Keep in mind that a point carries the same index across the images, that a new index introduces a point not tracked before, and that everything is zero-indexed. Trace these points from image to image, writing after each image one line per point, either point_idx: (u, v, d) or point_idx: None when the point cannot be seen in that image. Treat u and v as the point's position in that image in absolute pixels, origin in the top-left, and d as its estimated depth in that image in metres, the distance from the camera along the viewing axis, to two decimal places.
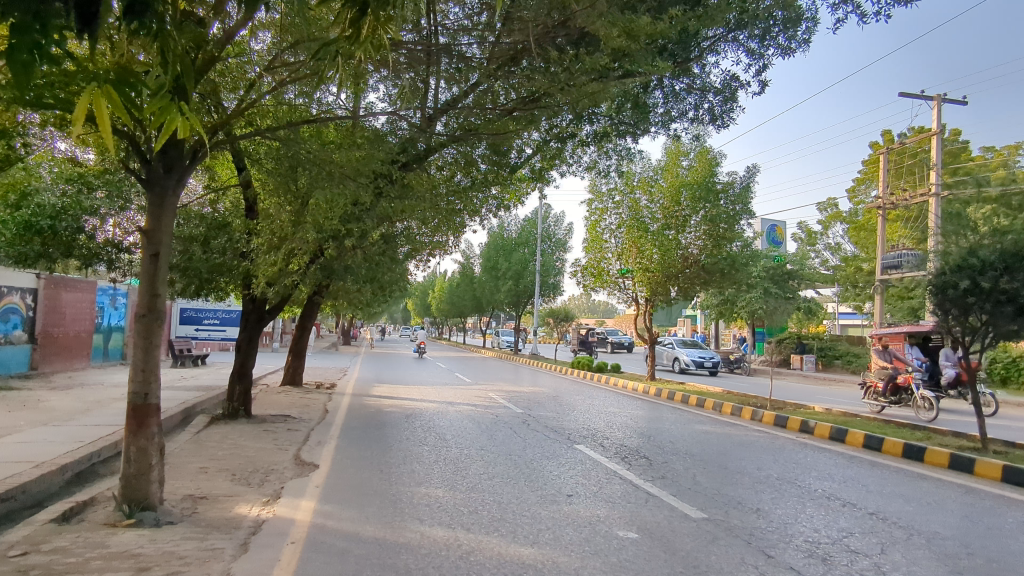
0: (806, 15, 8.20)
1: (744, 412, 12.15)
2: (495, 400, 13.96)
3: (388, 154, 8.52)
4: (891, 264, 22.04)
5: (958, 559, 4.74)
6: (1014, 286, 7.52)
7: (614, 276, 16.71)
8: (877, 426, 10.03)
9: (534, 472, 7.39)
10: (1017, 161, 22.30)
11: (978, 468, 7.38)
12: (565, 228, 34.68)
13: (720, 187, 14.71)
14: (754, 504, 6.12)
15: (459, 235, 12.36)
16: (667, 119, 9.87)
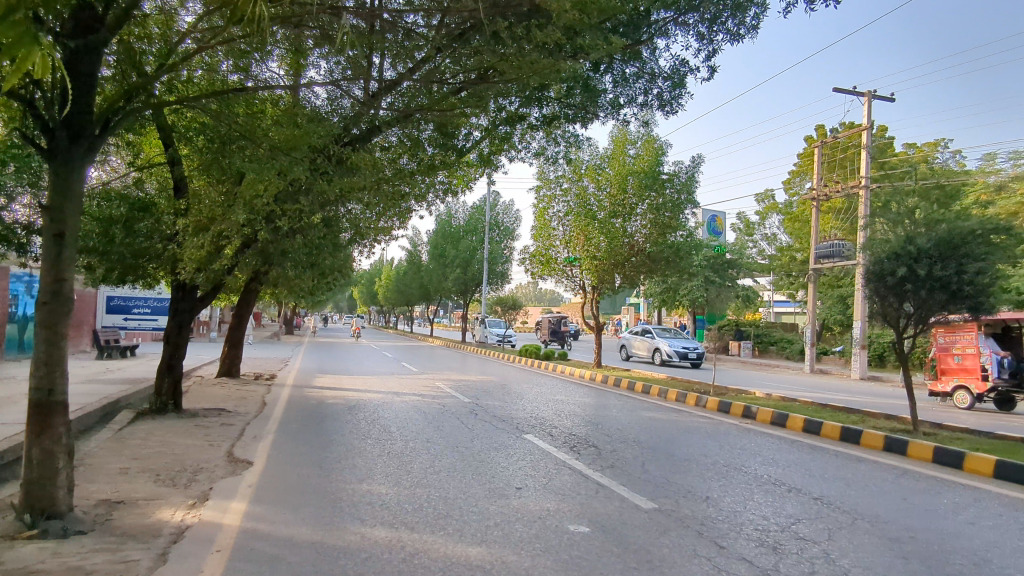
0: (754, 1, 8.14)
1: (688, 398, 12.26)
2: (442, 389, 13.63)
3: (328, 132, 7.99)
4: (825, 254, 22.24)
5: (903, 542, 4.75)
6: (947, 273, 7.72)
7: (562, 264, 16.58)
8: (816, 411, 10.24)
9: (481, 465, 7.14)
10: (938, 157, 23.46)
11: (911, 449, 7.56)
12: (514, 215, 34.48)
13: (666, 176, 14.66)
14: (704, 493, 6.07)
15: (405, 220, 11.93)
16: (616, 104, 9.72)
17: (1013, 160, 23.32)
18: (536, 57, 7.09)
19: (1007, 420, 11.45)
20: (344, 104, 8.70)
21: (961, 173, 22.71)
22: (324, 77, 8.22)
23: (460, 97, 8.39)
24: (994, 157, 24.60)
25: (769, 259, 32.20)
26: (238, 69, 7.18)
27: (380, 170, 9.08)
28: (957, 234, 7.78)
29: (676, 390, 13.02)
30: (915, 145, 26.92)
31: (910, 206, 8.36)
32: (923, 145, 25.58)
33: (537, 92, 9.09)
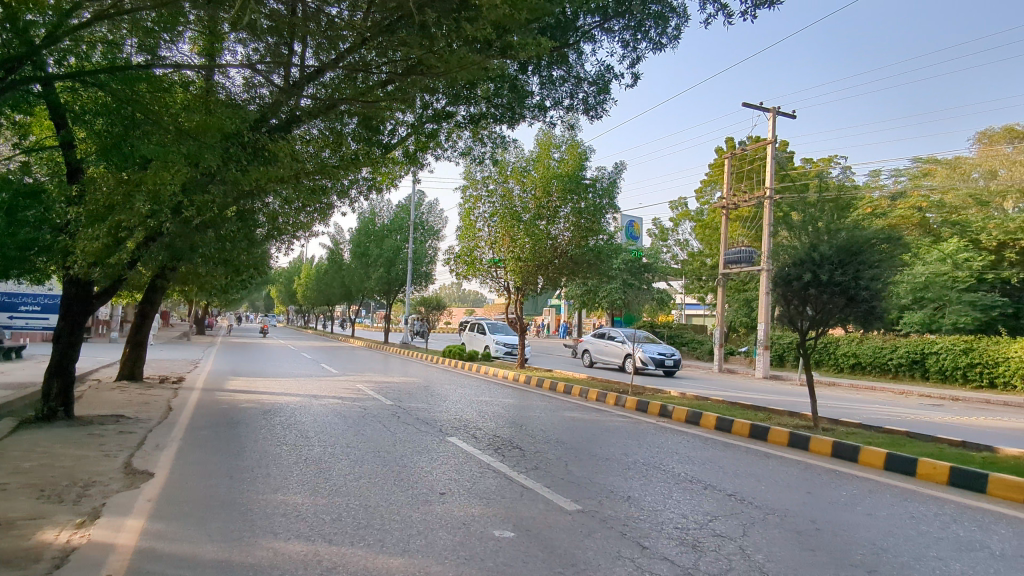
0: (676, 12, 8.37)
1: (608, 398, 12.49)
2: (363, 392, 13.20)
3: (245, 121, 7.52)
4: (732, 260, 23.43)
5: (810, 535, 4.96)
6: (846, 278, 8.24)
7: (487, 265, 16.48)
8: (727, 409, 10.67)
9: (404, 470, 6.93)
10: (831, 172, 25.27)
11: (813, 444, 7.98)
12: (439, 215, 34.10)
13: (588, 181, 14.90)
14: (625, 492, 6.16)
15: (325, 217, 11.48)
16: (543, 107, 9.75)
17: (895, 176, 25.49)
18: (466, 54, 7.02)
19: (890, 415, 12.44)
20: (262, 92, 8.23)
21: (852, 188, 24.57)
22: (242, 63, 7.74)
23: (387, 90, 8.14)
24: (879, 174, 26.84)
25: (682, 264, 33.16)
26: (147, 50, 6.62)
27: (300, 164, 8.67)
28: (853, 243, 8.32)
29: (597, 390, 13.24)
30: (811, 159, 28.90)
31: (813, 216, 8.85)
32: (820, 160, 27.46)
33: (466, 90, 8.99)
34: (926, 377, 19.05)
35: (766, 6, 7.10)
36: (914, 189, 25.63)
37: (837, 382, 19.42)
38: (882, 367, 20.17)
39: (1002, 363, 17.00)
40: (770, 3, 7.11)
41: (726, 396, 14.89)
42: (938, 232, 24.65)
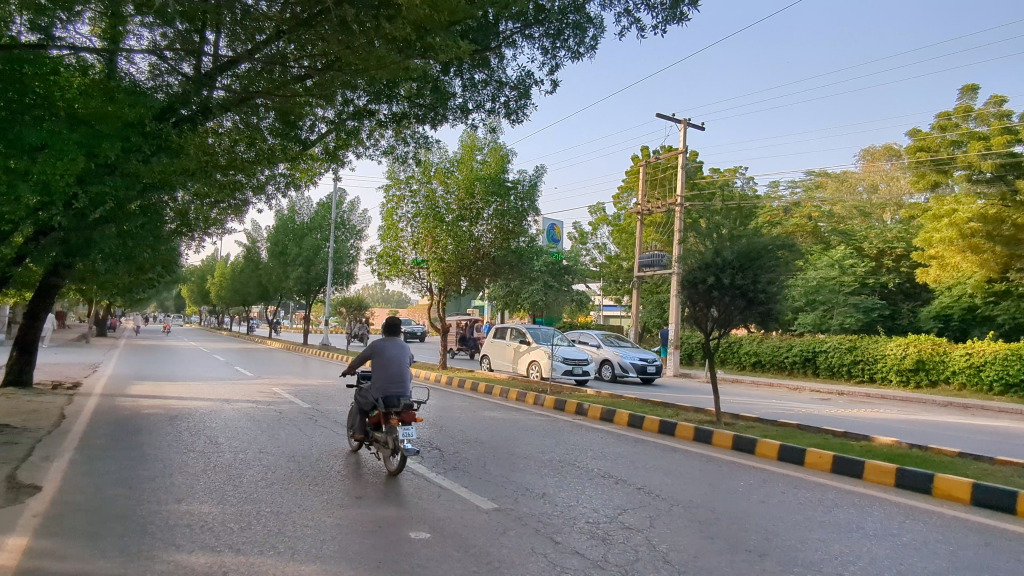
0: (593, 23, 8.65)
1: (528, 397, 12.67)
2: (280, 395, 12.73)
3: (151, 109, 7.08)
4: (647, 263, 24.38)
5: (710, 524, 5.26)
6: (745, 282, 8.81)
7: (409, 266, 16.25)
8: (640, 406, 11.08)
9: (319, 474, 6.77)
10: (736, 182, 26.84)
11: (715, 438, 8.43)
12: (362, 215, 33.40)
13: (510, 184, 15.05)
14: (540, 489, 6.30)
15: (238, 213, 10.99)
16: (465, 109, 9.75)
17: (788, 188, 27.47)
18: (387, 53, 6.97)
19: (788, 409, 13.33)
20: (171, 81, 7.72)
21: (754, 197, 26.17)
22: (147, 49, 7.32)
23: (304, 86, 7.98)
24: (778, 185, 28.73)
25: (600, 267, 34.17)
26: (38, 30, 6.11)
27: (211, 156, 8.29)
28: (752, 249, 8.88)
29: (517, 390, 13.41)
30: (719, 169, 30.54)
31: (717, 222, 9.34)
32: (727, 170, 29.09)
33: (387, 89, 8.88)
34: (817, 374, 20.47)
35: (675, 22, 7.48)
36: (808, 200, 27.65)
37: (741, 378, 20.57)
38: (779, 365, 21.53)
39: (882, 359, 18.59)
40: (680, 19, 7.47)
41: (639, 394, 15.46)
42: (827, 240, 26.11)
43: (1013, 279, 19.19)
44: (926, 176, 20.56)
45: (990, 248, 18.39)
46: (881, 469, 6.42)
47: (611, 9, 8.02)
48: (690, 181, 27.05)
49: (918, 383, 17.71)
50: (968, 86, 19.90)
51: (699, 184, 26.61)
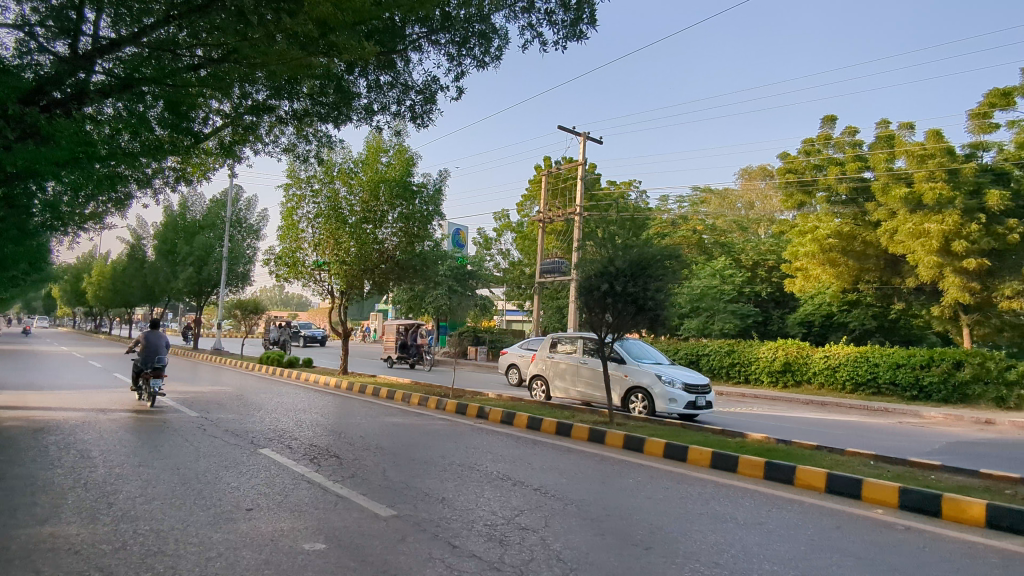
0: (498, 35, 8.84)
1: (430, 402, 12.63)
2: (165, 403, 11.88)
3: (16, 91, 6.43)
4: (548, 270, 25.03)
5: (601, 521, 5.52)
6: (636, 289, 9.31)
7: (309, 269, 15.68)
8: (539, 409, 11.37)
9: (206, 487, 6.43)
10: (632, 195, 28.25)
11: (608, 438, 8.81)
12: (260, 214, 31.85)
13: (416, 187, 14.95)
14: (440, 494, 6.34)
15: (118, 208, 10.18)
16: (370, 111, 9.59)
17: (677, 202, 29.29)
18: (289, 49, 6.79)
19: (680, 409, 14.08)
20: (40, 60, 7.04)
21: (647, 210, 27.67)
22: (12, 24, 6.64)
23: (197, 76, 7.52)
24: (667, 199, 30.52)
25: (504, 272, 34.74)
26: None
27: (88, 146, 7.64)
28: (644, 258, 9.39)
29: (419, 394, 13.33)
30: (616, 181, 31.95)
31: (613, 232, 9.78)
32: (622, 183, 30.49)
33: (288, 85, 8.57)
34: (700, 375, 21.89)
35: (573, 40, 7.81)
36: (694, 213, 29.51)
37: None
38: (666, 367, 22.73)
39: (754, 362, 20.16)
40: (579, 37, 7.79)
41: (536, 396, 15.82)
42: (710, 251, 28.01)
43: (863, 289, 21.60)
44: (793, 196, 22.64)
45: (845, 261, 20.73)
46: (752, 463, 6.99)
47: (516, 21, 8.23)
48: (589, 192, 28.07)
49: (785, 383, 19.41)
50: (828, 116, 22.08)
51: (596, 196, 27.67)
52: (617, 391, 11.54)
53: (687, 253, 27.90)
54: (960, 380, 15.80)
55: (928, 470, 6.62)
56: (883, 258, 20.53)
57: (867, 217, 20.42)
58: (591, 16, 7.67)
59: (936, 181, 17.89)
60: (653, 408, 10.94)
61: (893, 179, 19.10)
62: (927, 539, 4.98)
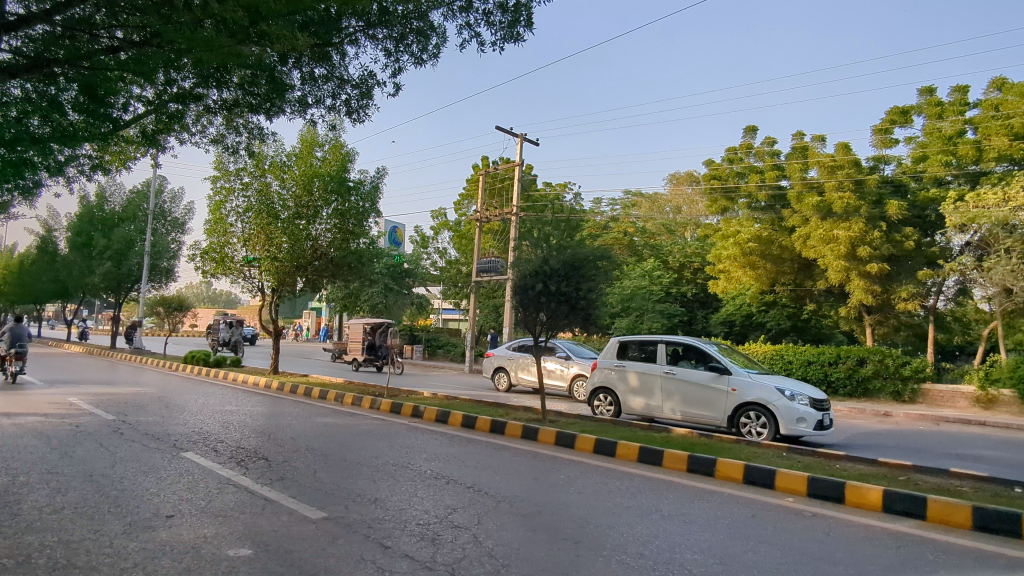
0: (436, 32, 8.81)
1: (363, 401, 12.43)
2: (77, 406, 11.17)
3: None
4: (485, 269, 25.09)
5: (532, 517, 5.62)
6: (569, 288, 9.52)
7: (239, 264, 15.13)
8: (474, 407, 11.40)
9: (122, 494, 6.12)
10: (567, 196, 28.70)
11: (541, 435, 8.95)
12: (185, 206, 30.36)
13: (352, 183, 14.67)
14: (372, 494, 6.29)
15: (23, 196, 9.46)
16: (304, 104, 9.32)
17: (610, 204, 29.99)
18: (216, 36, 6.55)
19: None
20: None
21: (581, 211, 28.20)
22: None
23: (116, 59, 7.08)
24: (600, 201, 31.20)
25: (440, 271, 34.58)
26: None
27: None
28: (577, 258, 9.59)
29: (352, 394, 13.10)
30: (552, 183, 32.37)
31: (547, 233, 9.93)
32: (558, 184, 30.90)
33: (216, 74, 8.19)
34: None
35: (511, 41, 7.88)
36: (626, 216, 30.25)
37: None
38: None
39: None
40: (516, 39, 7.88)
41: (470, 395, 15.82)
42: (640, 252, 28.84)
43: (779, 291, 22.83)
44: (717, 202, 23.57)
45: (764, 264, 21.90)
46: (676, 456, 7.29)
47: (453, 21, 8.23)
48: (526, 193, 28.33)
49: None
50: (749, 126, 23.16)
51: (533, 197, 27.94)
52: (720, 409, 9.23)
53: (619, 253, 28.63)
54: (863, 376, 17.01)
55: (834, 460, 7.11)
56: (797, 262, 21.82)
57: (784, 223, 21.57)
58: (528, 20, 7.77)
59: (845, 191, 19.08)
60: (777, 431, 8.72)
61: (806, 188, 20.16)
62: (832, 524, 5.34)
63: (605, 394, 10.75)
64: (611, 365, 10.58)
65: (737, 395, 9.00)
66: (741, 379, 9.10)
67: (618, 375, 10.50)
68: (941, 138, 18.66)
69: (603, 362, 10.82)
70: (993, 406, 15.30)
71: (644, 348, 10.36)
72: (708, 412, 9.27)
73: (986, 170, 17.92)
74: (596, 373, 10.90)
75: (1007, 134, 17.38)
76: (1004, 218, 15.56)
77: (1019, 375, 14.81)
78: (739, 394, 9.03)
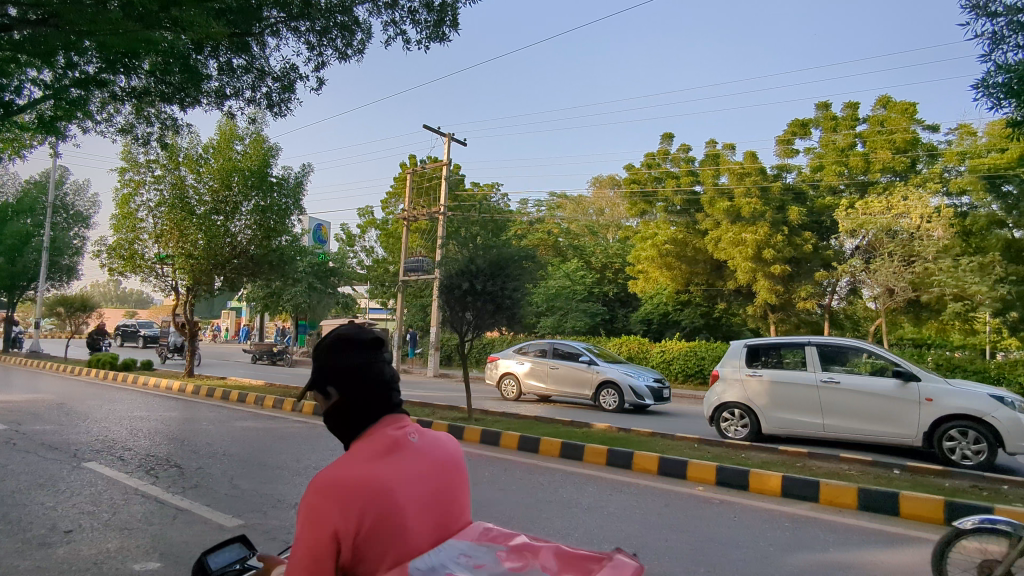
0: (361, 28, 8.66)
1: (285, 404, 12.05)
2: None
3: None
4: (412, 268, 24.87)
5: None
6: (495, 288, 9.61)
7: (149, 262, 14.33)
8: (400, 407, 11.29)
9: (15, 509, 5.68)
10: (495, 196, 28.90)
11: (467, 434, 8.98)
12: (90, 199, 28.38)
13: (274, 179, 14.16)
14: (293, 499, 6.14)
15: None
16: (221, 95, 8.91)
17: (534, 205, 30.40)
18: (125, 21, 6.24)
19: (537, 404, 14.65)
20: None
21: (507, 211, 28.44)
22: None
23: (7, 39, 6.53)
24: (527, 202, 31.54)
25: (366, 270, 34.00)
26: None
27: None
28: (502, 258, 9.68)
29: (273, 397, 12.67)
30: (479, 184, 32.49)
31: (474, 233, 9.94)
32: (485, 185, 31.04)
33: (123, 59, 7.64)
34: None
35: (437, 41, 7.88)
36: (551, 218, 30.74)
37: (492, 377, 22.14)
38: None
39: None
40: (442, 39, 7.88)
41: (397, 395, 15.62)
42: (565, 252, 29.46)
43: (693, 290, 23.92)
44: (637, 204, 24.43)
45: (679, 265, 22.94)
46: (597, 451, 7.51)
47: (378, 17, 8.11)
48: (454, 193, 28.26)
49: None
50: (667, 133, 24.08)
51: (461, 196, 27.88)
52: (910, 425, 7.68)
53: (544, 254, 29.10)
54: None
55: (741, 449, 7.54)
56: (710, 263, 22.95)
57: (697, 226, 22.59)
58: (453, 20, 7.78)
59: (752, 197, 20.32)
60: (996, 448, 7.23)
61: (717, 194, 21.21)
62: (739, 510, 5.67)
63: (732, 412, 8.91)
64: (742, 375, 8.82)
65: (936, 405, 7.50)
66: (935, 386, 7.63)
67: (750, 387, 8.73)
68: (835, 150, 20.25)
69: (724, 372, 9.03)
70: None
71: (782, 352, 8.70)
72: (895, 428, 7.75)
73: (872, 181, 19.53)
74: (716, 385, 9.03)
75: (890, 148, 19.18)
76: (888, 224, 17.33)
77: None
78: (936, 405, 7.53)
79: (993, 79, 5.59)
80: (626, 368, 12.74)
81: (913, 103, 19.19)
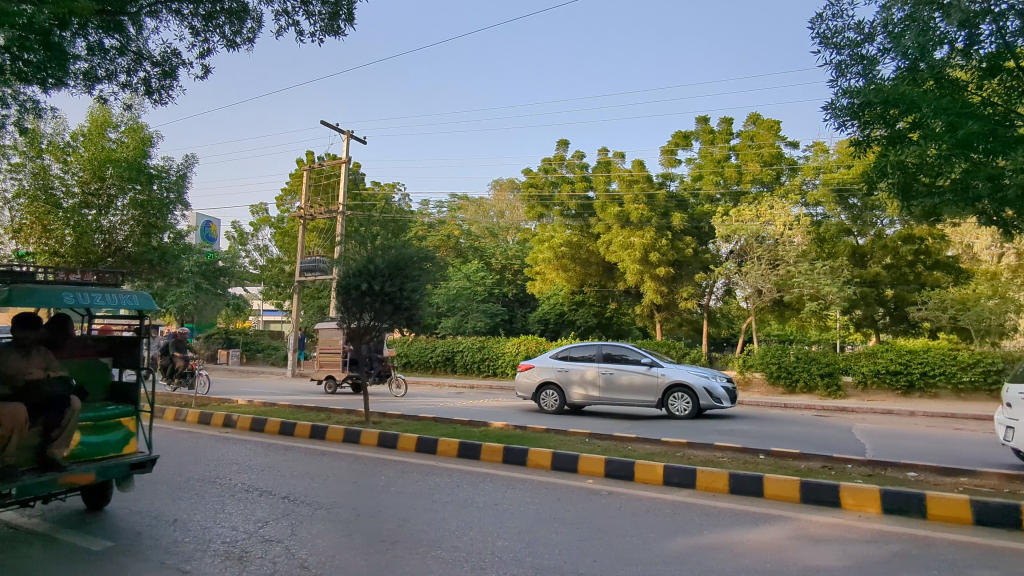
0: (251, 15, 8.25)
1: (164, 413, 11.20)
2: None
3: None
4: (308, 268, 23.92)
5: (350, 522, 5.54)
6: (394, 289, 9.50)
7: (6, 260, 12.86)
8: (292, 413, 10.87)
9: None
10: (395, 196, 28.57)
11: (364, 438, 8.81)
12: None
13: (153, 171, 13.20)
14: (171, 516, 5.75)
15: None
16: (90, 77, 8.15)
17: (435, 207, 30.27)
18: None
19: (434, 404, 14.61)
20: None
21: (408, 213, 28.17)
22: None
23: None
24: (428, 203, 31.32)
25: (260, 270, 32.41)
26: None
27: None
28: (402, 260, 9.57)
29: None
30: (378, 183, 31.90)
31: (372, 233, 9.77)
32: (385, 185, 30.54)
33: None
34: (455, 370, 22.61)
35: (333, 35, 7.68)
36: (452, 218, 30.69)
37: None
38: (424, 364, 23.24)
39: (501, 356, 21.42)
40: (336, 33, 7.68)
41: (289, 400, 14.99)
42: (466, 253, 29.54)
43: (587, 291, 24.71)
44: (535, 207, 25.06)
45: (573, 267, 23.89)
46: (493, 449, 7.64)
47: (268, 5, 7.76)
48: (353, 192, 27.60)
49: None
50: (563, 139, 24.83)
51: (360, 195, 27.27)
52: None
53: (444, 256, 28.99)
54: None
55: (627, 442, 7.95)
56: (602, 266, 24.05)
57: (591, 230, 23.52)
58: (348, 14, 7.60)
59: (640, 203, 21.38)
60: None
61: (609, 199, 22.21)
62: (624, 499, 5.99)
63: None
64: None
65: None
66: None
67: None
68: (713, 161, 21.79)
69: None
70: (749, 387, 17.98)
71: None
72: None
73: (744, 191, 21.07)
74: None
75: (758, 161, 20.89)
76: (757, 230, 18.53)
77: (767, 360, 17.57)
78: None
79: (840, 102, 6.27)
80: (690, 368, 11.69)
81: (778, 120, 20.95)
